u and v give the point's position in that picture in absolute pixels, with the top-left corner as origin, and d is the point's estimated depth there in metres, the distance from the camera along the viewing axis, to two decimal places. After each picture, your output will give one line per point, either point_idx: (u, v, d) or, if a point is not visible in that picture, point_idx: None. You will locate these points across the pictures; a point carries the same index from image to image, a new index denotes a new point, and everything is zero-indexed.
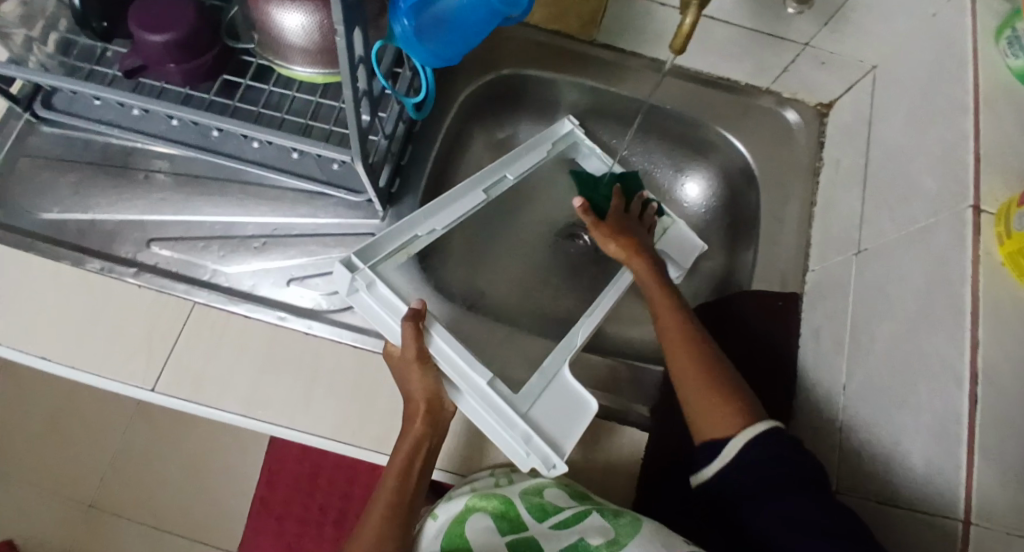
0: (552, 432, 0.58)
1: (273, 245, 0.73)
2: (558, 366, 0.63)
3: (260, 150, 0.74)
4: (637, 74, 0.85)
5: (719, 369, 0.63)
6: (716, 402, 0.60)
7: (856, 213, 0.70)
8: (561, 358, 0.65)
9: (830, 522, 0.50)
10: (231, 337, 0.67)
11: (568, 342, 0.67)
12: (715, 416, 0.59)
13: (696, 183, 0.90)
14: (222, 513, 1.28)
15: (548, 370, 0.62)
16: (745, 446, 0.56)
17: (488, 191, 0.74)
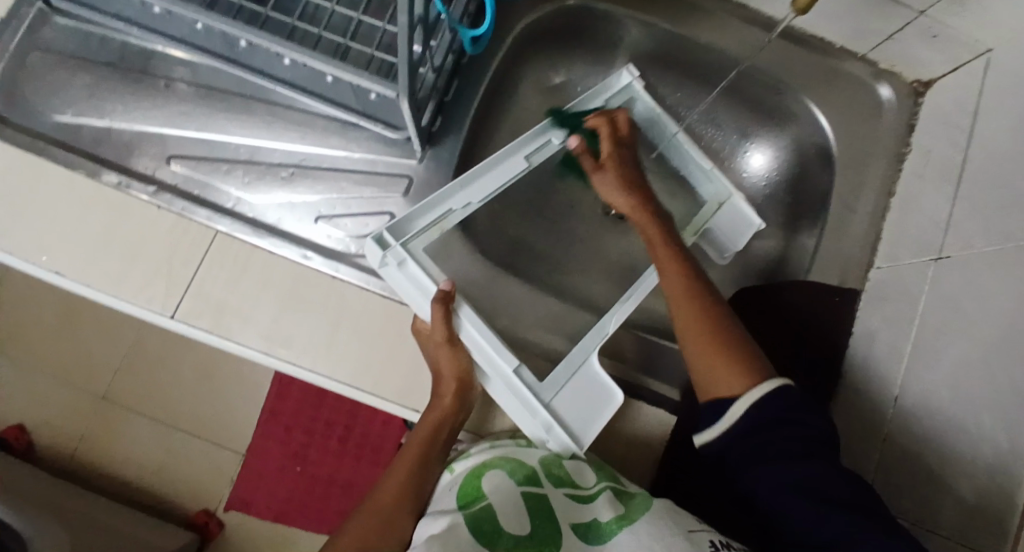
0: (573, 421, 0.60)
1: (302, 176, 0.67)
2: (586, 355, 0.64)
3: None
4: (719, 21, 0.74)
5: (727, 329, 0.58)
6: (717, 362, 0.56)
7: (941, 215, 0.63)
8: (590, 346, 0.65)
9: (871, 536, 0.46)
10: (256, 270, 0.63)
11: (602, 327, 0.66)
12: (716, 374, 0.55)
13: (762, 153, 0.82)
14: (228, 419, 1.30)
15: (576, 357, 0.63)
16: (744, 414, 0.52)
17: (530, 157, 0.68)
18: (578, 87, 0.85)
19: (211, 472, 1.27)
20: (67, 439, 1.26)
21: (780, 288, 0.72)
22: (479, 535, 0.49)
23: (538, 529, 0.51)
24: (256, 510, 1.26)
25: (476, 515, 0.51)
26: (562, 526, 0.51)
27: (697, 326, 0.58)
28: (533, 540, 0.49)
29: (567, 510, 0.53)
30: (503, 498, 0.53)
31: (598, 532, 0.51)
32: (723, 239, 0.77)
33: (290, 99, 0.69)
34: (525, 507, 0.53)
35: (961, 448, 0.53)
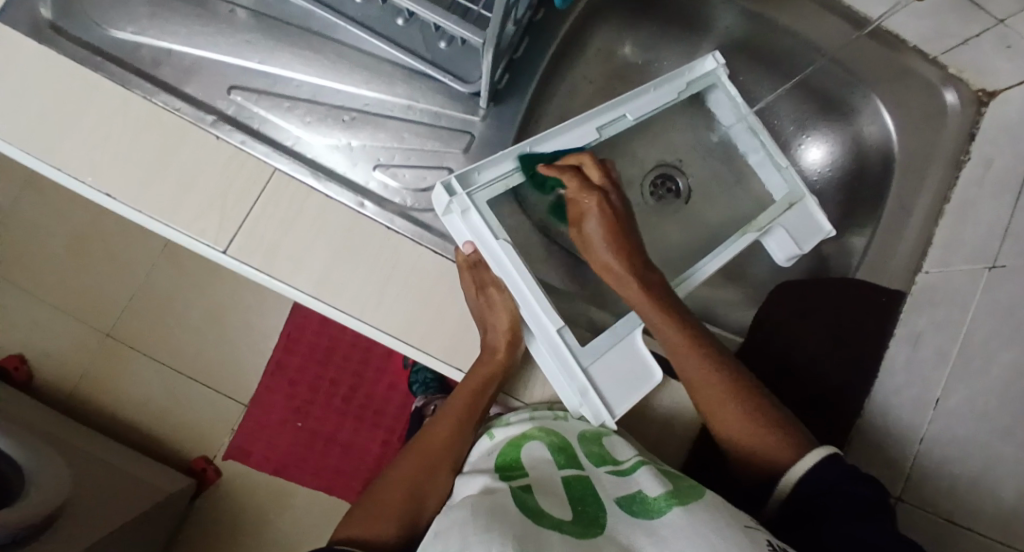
0: (611, 393, 0.59)
1: (364, 121, 0.66)
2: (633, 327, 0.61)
3: (362, 8, 0.67)
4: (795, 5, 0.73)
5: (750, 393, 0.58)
6: (756, 427, 0.56)
7: (999, 223, 0.63)
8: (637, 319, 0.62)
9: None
10: (310, 213, 0.62)
11: None
12: (761, 441, 0.56)
13: (818, 147, 0.84)
14: (234, 367, 1.28)
15: (622, 329, 0.61)
16: (808, 474, 0.52)
17: (601, 129, 0.68)
18: (639, 63, 0.85)
19: (214, 419, 1.27)
20: (71, 372, 1.25)
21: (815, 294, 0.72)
22: (523, 506, 0.46)
23: (585, 507, 0.48)
24: (256, 459, 1.26)
25: (518, 493, 0.49)
26: (609, 504, 0.49)
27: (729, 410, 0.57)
28: (580, 517, 0.47)
29: (610, 490, 0.51)
30: (541, 472, 0.53)
31: (648, 510, 0.48)
32: (795, 237, 0.75)
33: (358, 40, 0.67)
34: (566, 490, 0.51)
35: (1002, 452, 0.53)
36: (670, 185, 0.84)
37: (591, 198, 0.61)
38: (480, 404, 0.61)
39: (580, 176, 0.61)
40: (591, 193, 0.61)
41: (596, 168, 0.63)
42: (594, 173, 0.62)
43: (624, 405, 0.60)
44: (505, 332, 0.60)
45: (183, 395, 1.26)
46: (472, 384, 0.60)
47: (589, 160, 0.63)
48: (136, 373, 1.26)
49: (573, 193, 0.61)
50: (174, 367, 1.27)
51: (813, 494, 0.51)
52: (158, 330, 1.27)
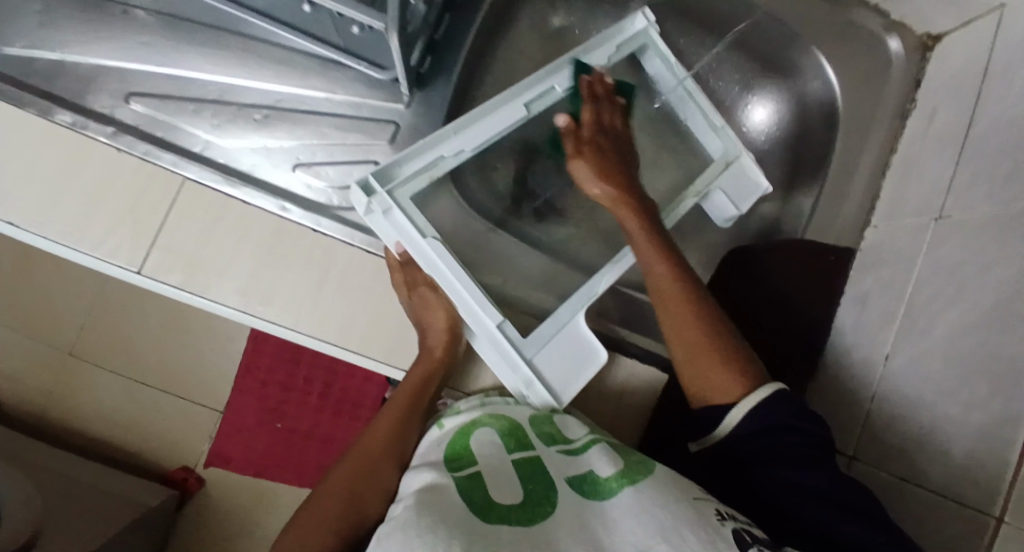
0: (554, 377, 0.61)
1: (277, 118, 0.63)
2: (573, 313, 0.63)
3: None
4: None
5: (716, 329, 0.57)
6: (714, 363, 0.55)
7: (943, 176, 0.61)
8: (578, 305, 0.64)
9: (836, 492, 0.49)
10: (227, 221, 0.58)
11: (591, 288, 0.65)
12: (715, 381, 0.54)
13: (764, 107, 0.81)
14: (201, 375, 1.26)
15: (562, 316, 0.62)
16: (745, 416, 0.52)
17: (530, 105, 0.66)
18: (578, 32, 0.82)
19: (187, 429, 1.24)
20: (34, 395, 1.21)
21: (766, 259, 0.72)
22: (472, 504, 0.43)
23: (535, 489, 0.46)
24: (236, 464, 1.24)
25: (465, 486, 0.46)
26: (559, 484, 0.47)
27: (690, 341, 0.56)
28: (531, 499, 0.45)
29: (562, 470, 0.49)
30: (491, 457, 0.50)
31: (600, 491, 0.47)
32: (728, 201, 0.75)
33: (267, 33, 0.65)
34: (517, 473, 0.48)
35: (949, 410, 0.51)
36: None
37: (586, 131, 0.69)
38: (423, 402, 0.60)
39: (596, 111, 0.69)
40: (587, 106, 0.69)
41: (609, 116, 0.70)
42: (609, 119, 0.70)
43: (569, 389, 0.61)
44: (443, 329, 0.60)
45: (152, 408, 1.24)
46: (411, 383, 0.59)
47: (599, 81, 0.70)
48: (101, 388, 1.23)
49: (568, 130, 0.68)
50: (139, 379, 1.23)
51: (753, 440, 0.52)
52: (118, 344, 1.24)
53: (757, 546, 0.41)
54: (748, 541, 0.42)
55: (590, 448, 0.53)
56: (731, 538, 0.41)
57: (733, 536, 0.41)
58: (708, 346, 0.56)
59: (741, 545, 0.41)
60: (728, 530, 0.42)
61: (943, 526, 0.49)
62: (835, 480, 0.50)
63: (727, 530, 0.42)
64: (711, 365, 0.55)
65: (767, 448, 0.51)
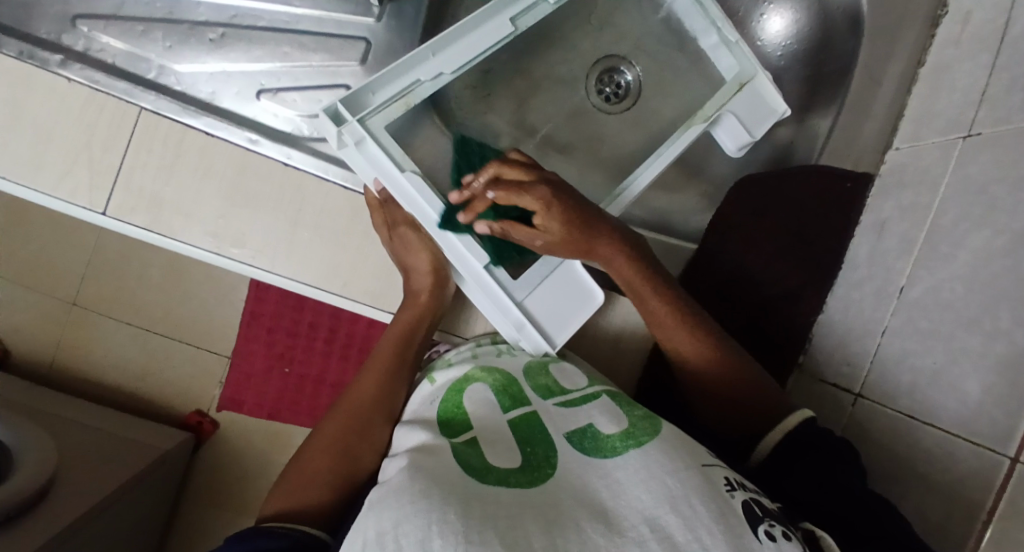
0: (547, 321, 0.58)
1: (234, 38, 0.60)
2: None
3: None
4: None
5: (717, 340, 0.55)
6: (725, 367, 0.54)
7: (976, 85, 0.55)
8: None
9: (858, 492, 0.45)
10: (191, 157, 0.55)
11: None
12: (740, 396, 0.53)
13: (781, 16, 0.74)
14: (206, 321, 1.21)
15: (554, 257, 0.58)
16: (783, 439, 0.50)
17: (516, 21, 0.59)
18: None
19: (197, 375, 1.21)
20: (41, 347, 1.19)
21: (781, 188, 0.69)
22: (467, 467, 0.40)
23: (532, 451, 0.43)
24: (248, 408, 1.20)
25: (458, 449, 0.43)
26: (559, 443, 0.43)
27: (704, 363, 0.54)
28: (529, 464, 0.41)
29: (560, 426, 0.45)
30: (484, 418, 0.48)
31: (602, 448, 0.42)
32: (743, 123, 0.67)
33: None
34: (512, 434, 0.45)
35: (966, 343, 0.48)
36: (619, 81, 0.78)
37: (530, 197, 0.50)
38: (412, 347, 0.57)
39: (502, 188, 0.51)
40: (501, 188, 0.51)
41: (513, 169, 0.52)
42: (518, 175, 0.52)
43: (562, 331, 0.58)
44: (427, 271, 0.56)
45: (159, 354, 1.20)
46: (397, 328, 0.57)
47: (499, 166, 0.52)
48: (105, 337, 1.20)
49: (502, 228, 0.53)
50: (143, 327, 1.20)
51: (803, 448, 0.49)
52: (118, 293, 1.19)
53: (768, 520, 0.37)
54: (758, 514, 0.37)
55: (591, 400, 0.49)
56: (741, 511, 0.37)
57: (743, 510, 0.37)
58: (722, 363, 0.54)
59: (751, 520, 0.36)
60: (737, 502, 0.38)
61: (956, 465, 0.47)
62: (858, 482, 0.46)
63: (736, 502, 0.38)
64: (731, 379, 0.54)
65: (807, 446, 0.49)
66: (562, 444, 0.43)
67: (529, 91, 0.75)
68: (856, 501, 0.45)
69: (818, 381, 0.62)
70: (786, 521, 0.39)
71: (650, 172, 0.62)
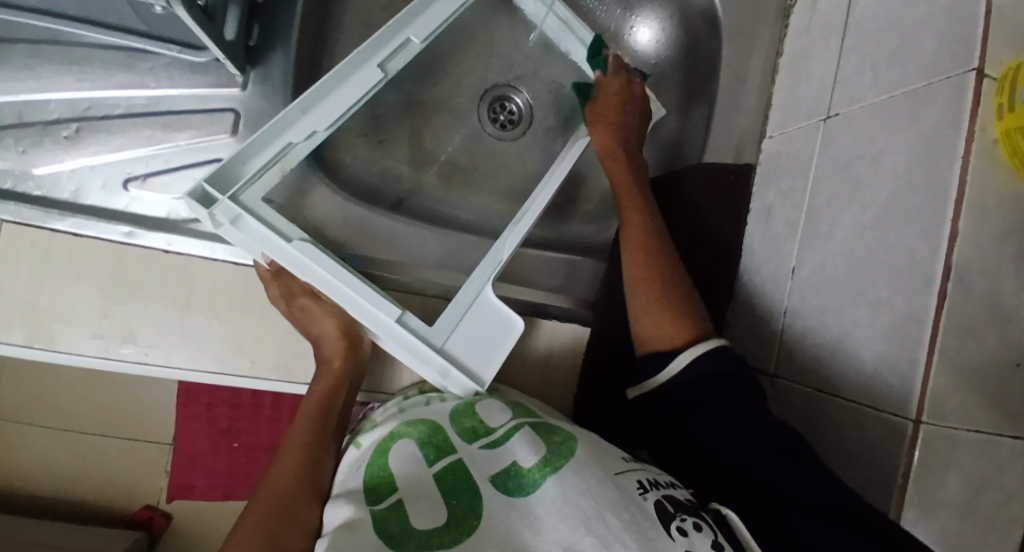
0: (471, 359, 0.55)
1: (91, 129, 0.58)
2: (481, 286, 0.57)
3: None
4: None
5: (671, 274, 0.57)
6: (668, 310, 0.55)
7: (829, 70, 0.58)
8: (485, 275, 0.58)
9: (773, 435, 0.46)
10: (61, 262, 0.52)
11: (496, 254, 0.60)
12: (663, 325, 0.55)
13: (648, 26, 0.77)
14: (140, 412, 1.09)
15: (464, 298, 0.56)
16: (689, 364, 0.52)
17: (386, 65, 0.58)
18: None
19: (137, 470, 1.10)
20: None
21: (679, 193, 0.71)
22: (386, 536, 0.40)
23: (458, 503, 0.43)
24: (201, 492, 1.12)
25: (380, 517, 0.42)
26: (482, 488, 0.44)
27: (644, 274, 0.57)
28: (454, 517, 0.41)
29: (484, 470, 0.46)
30: (408, 474, 0.47)
31: (523, 484, 0.43)
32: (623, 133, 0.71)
33: (53, 32, 0.58)
34: (438, 487, 0.45)
35: (855, 316, 0.50)
36: (510, 109, 0.79)
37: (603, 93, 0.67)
38: (333, 415, 0.54)
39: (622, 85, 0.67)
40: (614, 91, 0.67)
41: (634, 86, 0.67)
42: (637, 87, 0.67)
43: (488, 365, 0.55)
44: (336, 336, 0.55)
45: (93, 455, 1.08)
46: (313, 401, 0.54)
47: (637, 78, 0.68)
48: (27, 448, 1.06)
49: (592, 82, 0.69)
50: (68, 429, 1.07)
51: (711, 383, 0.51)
52: (31, 398, 1.06)
53: (679, 515, 0.40)
54: (670, 511, 0.40)
55: (514, 434, 0.49)
56: (654, 511, 0.40)
57: (655, 510, 0.40)
58: (665, 290, 0.56)
59: (663, 518, 0.39)
60: (650, 503, 0.41)
61: (865, 433, 0.48)
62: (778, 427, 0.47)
63: (649, 504, 0.40)
64: (665, 313, 0.55)
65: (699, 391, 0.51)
66: (484, 487, 0.44)
67: (422, 128, 0.75)
68: (773, 447, 0.46)
69: (740, 366, 0.65)
70: (696, 509, 0.42)
71: (542, 200, 0.63)
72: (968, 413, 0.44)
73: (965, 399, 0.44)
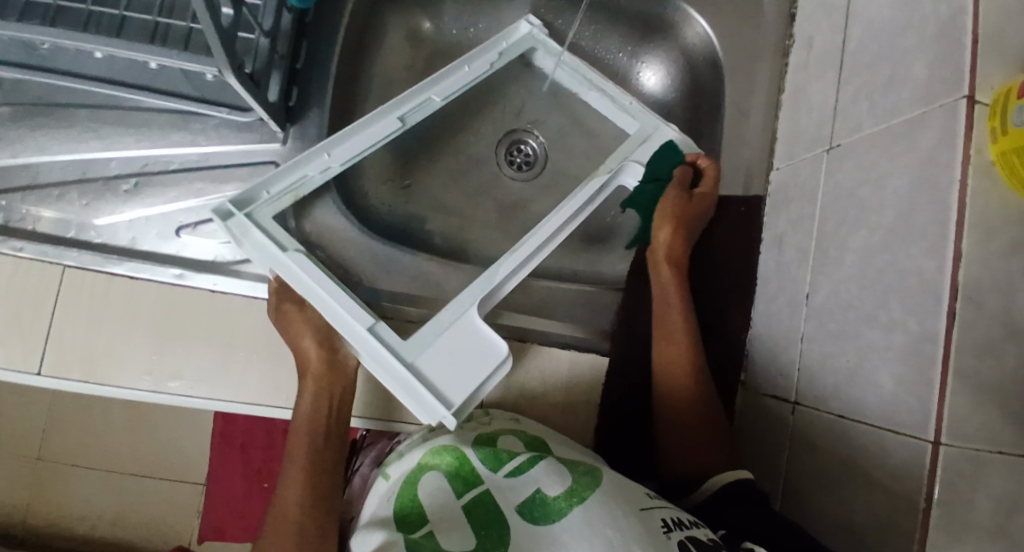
0: (444, 380, 0.51)
1: (147, 184, 0.64)
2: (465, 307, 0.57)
3: (103, 62, 0.62)
4: None
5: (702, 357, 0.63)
6: (681, 380, 0.62)
7: (829, 103, 0.61)
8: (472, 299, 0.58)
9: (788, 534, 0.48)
10: (116, 304, 0.57)
11: (489, 279, 0.61)
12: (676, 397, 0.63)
13: (654, 70, 0.81)
14: (178, 452, 1.13)
15: (446, 317, 0.55)
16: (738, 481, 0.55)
17: (407, 118, 0.65)
18: (452, 32, 0.80)
19: (173, 510, 1.12)
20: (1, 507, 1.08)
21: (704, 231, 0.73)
22: None
23: (490, 533, 0.46)
24: (232, 533, 1.13)
25: (419, 546, 0.45)
26: (512, 520, 0.46)
27: (679, 348, 0.63)
28: (485, 546, 0.44)
29: (511, 499, 0.48)
30: (440, 504, 0.49)
31: (549, 513, 0.46)
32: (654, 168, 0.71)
33: (114, 98, 0.65)
34: (469, 519, 0.48)
35: (871, 338, 0.51)
36: (526, 151, 0.83)
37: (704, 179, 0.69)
38: (320, 438, 0.55)
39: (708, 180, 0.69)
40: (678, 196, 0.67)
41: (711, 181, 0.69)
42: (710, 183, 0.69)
43: (461, 388, 0.51)
44: (318, 351, 0.56)
45: (131, 493, 1.11)
46: (303, 427, 0.55)
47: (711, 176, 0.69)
48: (70, 485, 1.10)
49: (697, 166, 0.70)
50: (109, 468, 1.11)
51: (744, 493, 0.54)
52: (80, 436, 1.10)
53: None
54: None
55: (539, 462, 0.52)
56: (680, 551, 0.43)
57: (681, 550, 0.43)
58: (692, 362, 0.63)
59: None
60: (675, 542, 0.43)
61: (889, 458, 0.48)
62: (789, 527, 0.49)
63: (674, 543, 0.43)
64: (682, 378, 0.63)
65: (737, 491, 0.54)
66: (515, 519, 0.46)
67: (442, 171, 0.80)
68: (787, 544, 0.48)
69: (760, 394, 0.66)
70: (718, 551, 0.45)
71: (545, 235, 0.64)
72: (993, 432, 0.44)
73: (986, 418, 0.44)
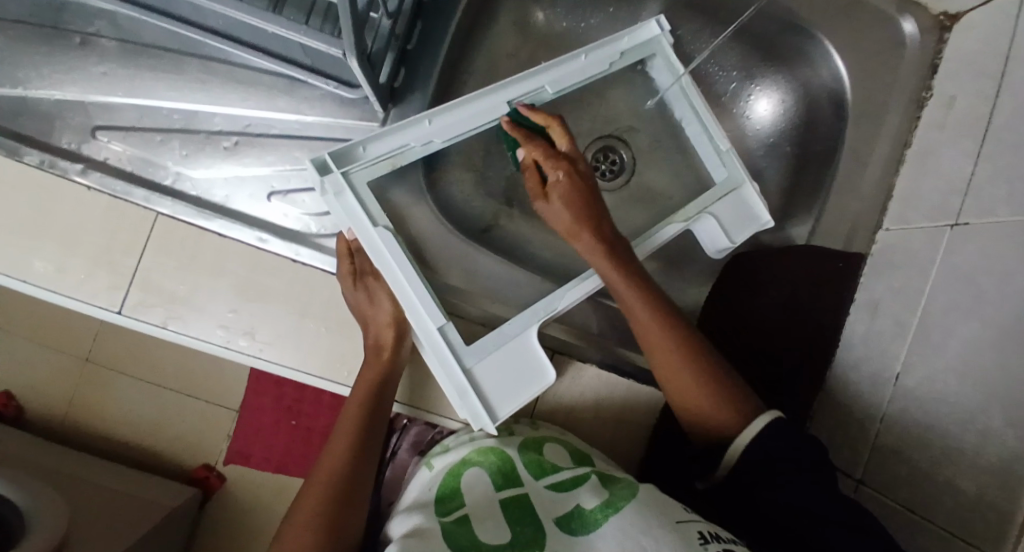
0: (493, 393, 0.52)
1: (247, 144, 0.65)
2: (526, 325, 0.54)
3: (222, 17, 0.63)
4: None
5: (714, 372, 0.55)
6: (706, 401, 0.54)
7: (962, 175, 0.56)
8: (532, 318, 0.55)
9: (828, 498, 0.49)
10: (201, 257, 0.57)
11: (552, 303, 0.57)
12: (708, 411, 0.54)
13: (768, 98, 0.76)
14: (217, 380, 1.17)
15: (509, 329, 0.54)
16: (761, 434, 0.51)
17: (514, 103, 0.60)
18: (563, 23, 0.76)
19: (205, 433, 1.16)
20: (48, 401, 1.14)
21: (783, 277, 0.68)
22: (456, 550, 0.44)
23: (522, 531, 0.46)
24: (256, 461, 1.15)
25: (451, 531, 0.47)
26: (547, 525, 0.46)
27: (677, 371, 0.55)
28: (518, 541, 0.45)
29: (548, 508, 0.49)
30: (479, 501, 0.52)
31: (585, 523, 0.46)
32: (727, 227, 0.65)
33: (226, 53, 0.65)
34: (504, 516, 0.49)
35: (963, 440, 0.48)
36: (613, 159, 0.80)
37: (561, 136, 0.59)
38: (377, 410, 0.56)
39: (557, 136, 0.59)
40: (551, 163, 0.57)
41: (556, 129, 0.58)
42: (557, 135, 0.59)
43: (507, 404, 0.52)
44: (387, 324, 0.56)
45: (169, 411, 1.15)
46: (362, 395, 0.55)
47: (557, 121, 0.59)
48: (114, 393, 1.15)
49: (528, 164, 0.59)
50: (152, 384, 1.15)
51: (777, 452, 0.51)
52: (130, 350, 1.15)
53: None
54: None
55: (581, 479, 0.52)
56: None
57: None
58: (696, 376, 0.54)
59: None
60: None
61: None
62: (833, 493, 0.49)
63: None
64: (703, 395, 0.54)
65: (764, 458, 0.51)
66: (550, 525, 0.46)
67: None
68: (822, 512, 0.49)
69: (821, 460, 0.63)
70: None
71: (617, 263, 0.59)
72: None
73: None
